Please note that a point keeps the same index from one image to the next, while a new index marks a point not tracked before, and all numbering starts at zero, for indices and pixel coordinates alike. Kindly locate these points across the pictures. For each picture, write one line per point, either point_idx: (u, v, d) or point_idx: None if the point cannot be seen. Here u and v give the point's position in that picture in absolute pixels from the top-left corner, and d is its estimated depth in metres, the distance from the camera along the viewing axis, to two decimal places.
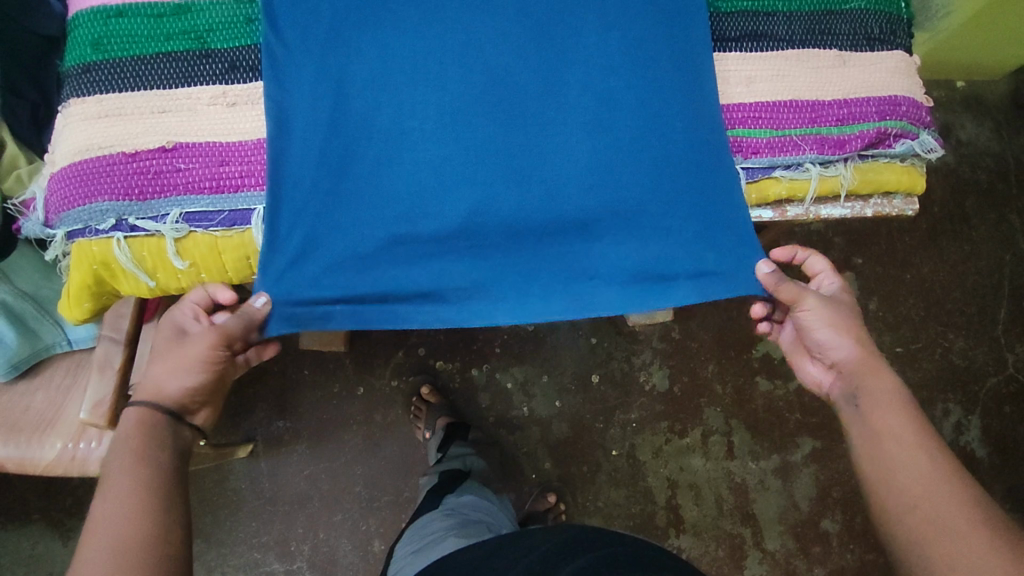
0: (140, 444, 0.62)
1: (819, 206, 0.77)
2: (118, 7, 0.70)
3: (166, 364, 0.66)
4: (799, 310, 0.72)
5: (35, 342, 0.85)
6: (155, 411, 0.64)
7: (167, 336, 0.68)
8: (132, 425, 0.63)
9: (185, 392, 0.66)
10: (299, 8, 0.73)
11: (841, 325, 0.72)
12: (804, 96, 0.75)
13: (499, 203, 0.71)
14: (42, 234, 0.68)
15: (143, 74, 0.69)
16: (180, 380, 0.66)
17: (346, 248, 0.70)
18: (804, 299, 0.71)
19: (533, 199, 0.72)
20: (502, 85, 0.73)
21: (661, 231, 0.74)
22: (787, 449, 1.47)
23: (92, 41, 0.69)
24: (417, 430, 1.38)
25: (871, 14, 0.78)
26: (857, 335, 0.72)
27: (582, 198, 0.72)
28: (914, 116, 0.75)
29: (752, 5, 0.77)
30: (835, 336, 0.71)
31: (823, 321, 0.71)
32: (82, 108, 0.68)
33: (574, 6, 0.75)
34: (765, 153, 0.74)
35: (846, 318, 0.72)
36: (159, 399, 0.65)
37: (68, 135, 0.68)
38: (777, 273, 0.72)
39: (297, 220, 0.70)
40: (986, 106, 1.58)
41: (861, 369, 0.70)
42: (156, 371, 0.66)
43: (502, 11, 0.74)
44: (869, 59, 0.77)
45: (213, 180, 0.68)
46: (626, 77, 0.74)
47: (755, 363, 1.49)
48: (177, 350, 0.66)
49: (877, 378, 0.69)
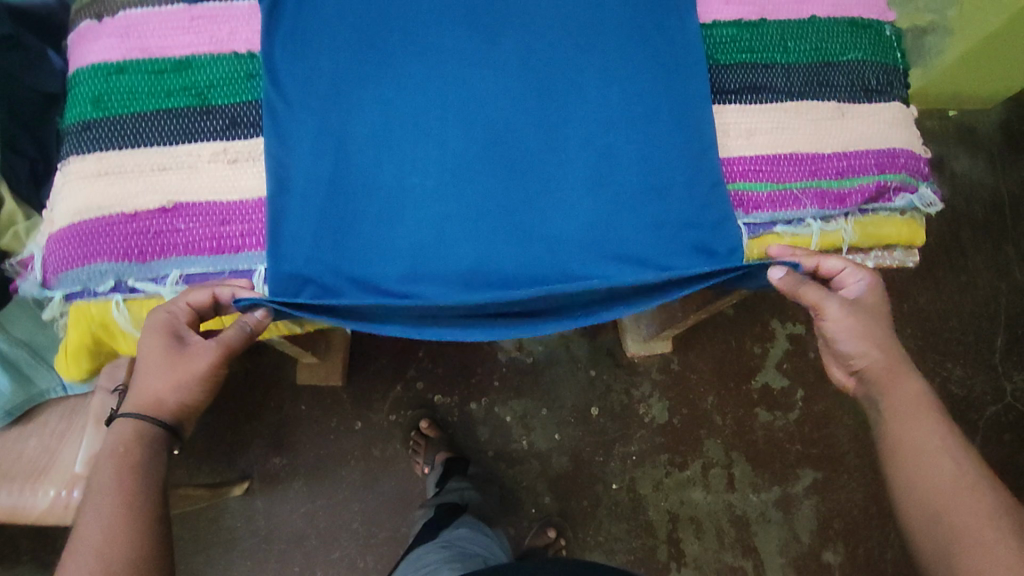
0: (137, 461, 0.61)
1: None
2: (119, 64, 0.71)
3: (162, 380, 0.63)
4: (821, 319, 0.71)
5: (29, 387, 0.84)
6: (152, 426, 0.63)
7: (161, 345, 0.63)
8: (125, 437, 0.62)
9: (181, 408, 0.65)
10: (299, 67, 0.73)
11: (864, 333, 0.70)
12: (804, 149, 0.76)
13: (503, 249, 0.71)
14: (39, 295, 0.67)
15: (144, 130, 0.69)
16: (180, 397, 0.64)
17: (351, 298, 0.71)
18: (825, 307, 0.70)
19: (537, 248, 0.72)
20: (502, 141, 0.73)
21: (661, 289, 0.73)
22: (787, 481, 1.46)
23: (93, 98, 0.70)
24: (417, 465, 1.36)
25: (868, 65, 0.79)
26: (877, 342, 0.70)
27: (584, 245, 0.72)
28: (914, 169, 0.75)
29: (750, 57, 0.78)
30: (858, 344, 0.70)
31: (850, 330, 0.70)
32: (81, 166, 0.68)
33: (573, 59, 0.76)
34: (766, 208, 0.75)
35: (869, 325, 0.70)
36: (155, 413, 0.64)
37: (65, 193, 0.67)
38: (789, 279, 0.70)
39: (298, 280, 0.69)
40: (979, 138, 1.60)
41: (884, 374, 0.69)
42: (152, 383, 0.63)
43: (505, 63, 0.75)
44: (867, 110, 0.77)
45: (215, 240, 0.68)
46: (627, 130, 0.75)
47: (754, 394, 1.49)
48: (175, 364, 0.63)
49: (900, 382, 0.68)
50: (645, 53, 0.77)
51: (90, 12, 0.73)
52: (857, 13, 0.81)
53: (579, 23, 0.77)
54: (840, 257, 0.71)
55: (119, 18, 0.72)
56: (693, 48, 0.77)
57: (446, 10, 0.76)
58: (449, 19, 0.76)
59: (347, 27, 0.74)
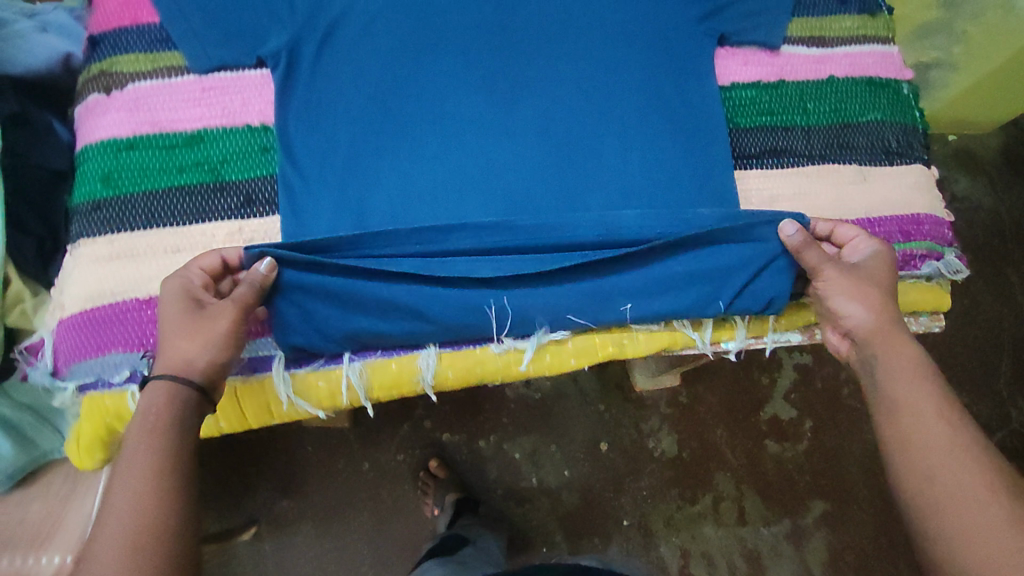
0: (173, 430, 0.52)
1: None
2: (129, 139, 0.69)
3: (190, 341, 0.56)
4: (816, 280, 0.66)
5: (32, 451, 0.75)
6: (183, 389, 0.55)
7: (178, 307, 0.57)
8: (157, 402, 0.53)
9: (212, 367, 0.56)
10: (316, 139, 0.71)
11: (864, 294, 0.64)
12: (828, 215, 0.75)
13: (518, 233, 0.66)
14: (50, 385, 0.64)
15: (156, 208, 0.67)
16: (211, 356, 0.56)
17: (365, 307, 0.64)
18: (822, 269, 0.65)
19: (555, 241, 0.67)
20: (523, 211, 0.71)
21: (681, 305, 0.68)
22: (795, 513, 1.31)
23: (101, 176, 0.68)
24: (427, 506, 1.24)
25: (889, 125, 0.78)
26: (875, 305, 0.63)
27: (602, 230, 0.67)
28: (938, 234, 0.75)
29: (771, 120, 0.78)
30: (848, 305, 0.64)
31: (844, 291, 0.64)
32: (93, 249, 0.66)
33: (593, 125, 0.75)
34: None
35: (870, 288, 0.64)
36: (185, 374, 0.55)
37: (77, 277, 0.65)
38: (802, 236, 0.65)
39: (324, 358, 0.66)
40: (980, 161, 1.60)
41: (875, 336, 0.62)
42: (178, 344, 0.56)
43: (528, 116, 0.74)
44: (889, 173, 0.77)
45: None
46: (651, 197, 0.73)
47: (762, 424, 1.35)
48: (197, 324, 0.57)
49: (892, 348, 0.61)
50: (665, 116, 0.75)
51: (96, 85, 0.71)
52: (873, 72, 0.81)
53: (596, 85, 0.76)
54: (853, 226, 0.69)
55: (127, 91, 0.70)
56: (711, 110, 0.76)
57: (464, 79, 0.75)
58: (466, 87, 0.74)
59: (368, 77, 0.73)
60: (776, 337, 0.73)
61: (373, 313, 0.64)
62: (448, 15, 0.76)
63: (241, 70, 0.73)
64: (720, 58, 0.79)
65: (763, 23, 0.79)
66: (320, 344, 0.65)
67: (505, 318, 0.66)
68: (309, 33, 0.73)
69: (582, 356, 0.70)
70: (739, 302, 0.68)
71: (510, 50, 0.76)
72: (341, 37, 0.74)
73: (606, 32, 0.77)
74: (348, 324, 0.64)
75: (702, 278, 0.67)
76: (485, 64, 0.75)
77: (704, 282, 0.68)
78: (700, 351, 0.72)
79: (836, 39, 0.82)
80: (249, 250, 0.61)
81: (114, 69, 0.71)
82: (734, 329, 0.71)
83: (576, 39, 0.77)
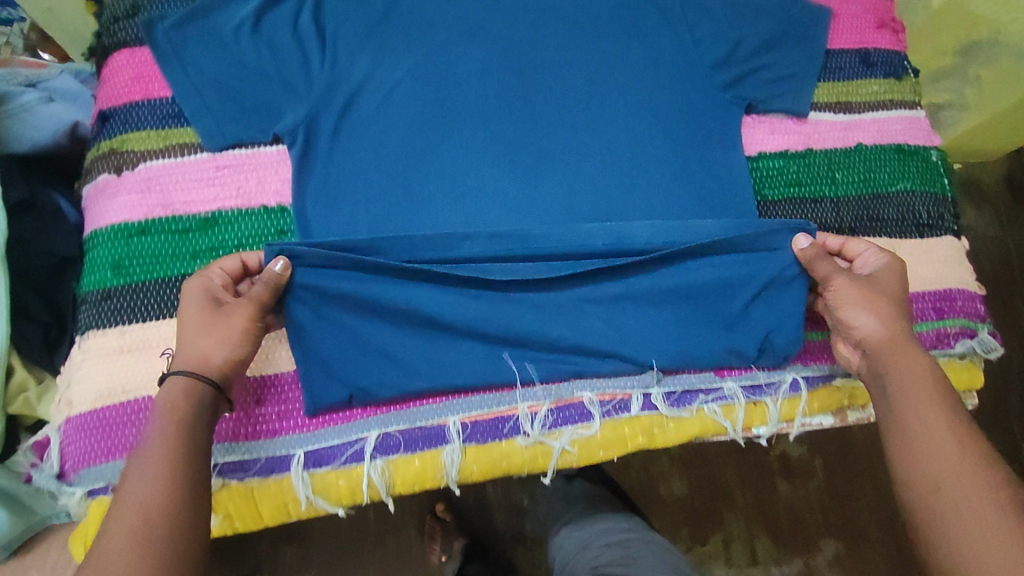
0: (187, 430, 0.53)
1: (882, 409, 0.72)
2: (139, 223, 0.66)
3: (209, 337, 0.56)
4: (825, 289, 0.64)
5: (29, 517, 0.73)
6: (201, 385, 0.55)
7: (198, 305, 0.58)
8: (174, 395, 0.54)
9: (230, 364, 0.57)
10: (334, 216, 0.68)
11: (873, 303, 0.61)
12: None
13: (529, 241, 0.64)
14: (55, 489, 0.61)
15: (171, 298, 0.65)
16: (228, 353, 0.57)
17: (384, 319, 0.63)
18: (833, 278, 0.63)
19: (562, 245, 0.64)
20: None
21: (705, 340, 0.66)
22: (807, 552, 1.11)
23: (112, 263, 0.65)
24: (434, 553, 1.02)
25: (919, 196, 0.77)
26: (884, 313, 0.61)
27: (610, 238, 0.65)
28: (971, 309, 0.73)
29: (798, 192, 0.76)
30: (857, 315, 0.61)
31: (850, 301, 0.62)
32: (104, 341, 0.63)
33: (620, 198, 0.72)
34: (827, 360, 0.70)
35: (880, 298, 0.61)
36: (202, 371, 0.56)
37: (87, 373, 0.62)
38: (816, 249, 0.64)
39: (345, 431, 0.64)
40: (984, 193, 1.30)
41: (887, 348, 0.59)
42: (197, 342, 0.56)
43: (554, 178, 0.72)
44: (920, 246, 0.75)
45: (251, 424, 0.63)
46: None
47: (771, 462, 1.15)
48: (214, 321, 0.57)
49: (901, 359, 0.58)
50: (691, 189, 0.73)
51: (107, 163, 0.68)
52: (902, 139, 0.79)
53: (621, 156, 0.74)
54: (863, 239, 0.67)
55: (139, 171, 0.68)
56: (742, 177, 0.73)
57: (489, 150, 0.72)
58: (489, 162, 0.72)
59: (389, 144, 0.71)
60: (807, 420, 0.71)
61: (391, 323, 0.63)
62: (467, 84, 0.73)
63: (256, 146, 0.70)
64: (747, 126, 0.78)
65: (789, 90, 0.78)
66: (329, 364, 0.62)
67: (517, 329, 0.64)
68: (326, 104, 0.70)
69: (612, 446, 0.67)
70: (742, 331, 0.67)
71: (533, 120, 0.74)
72: (361, 109, 0.71)
73: (629, 99, 0.75)
74: (367, 373, 0.63)
75: (709, 291, 0.66)
76: (508, 135, 0.73)
77: (709, 296, 0.66)
78: (733, 437, 0.70)
79: (863, 104, 0.80)
80: (268, 249, 0.60)
81: (126, 147, 0.68)
82: (765, 414, 0.69)
83: (600, 107, 0.75)
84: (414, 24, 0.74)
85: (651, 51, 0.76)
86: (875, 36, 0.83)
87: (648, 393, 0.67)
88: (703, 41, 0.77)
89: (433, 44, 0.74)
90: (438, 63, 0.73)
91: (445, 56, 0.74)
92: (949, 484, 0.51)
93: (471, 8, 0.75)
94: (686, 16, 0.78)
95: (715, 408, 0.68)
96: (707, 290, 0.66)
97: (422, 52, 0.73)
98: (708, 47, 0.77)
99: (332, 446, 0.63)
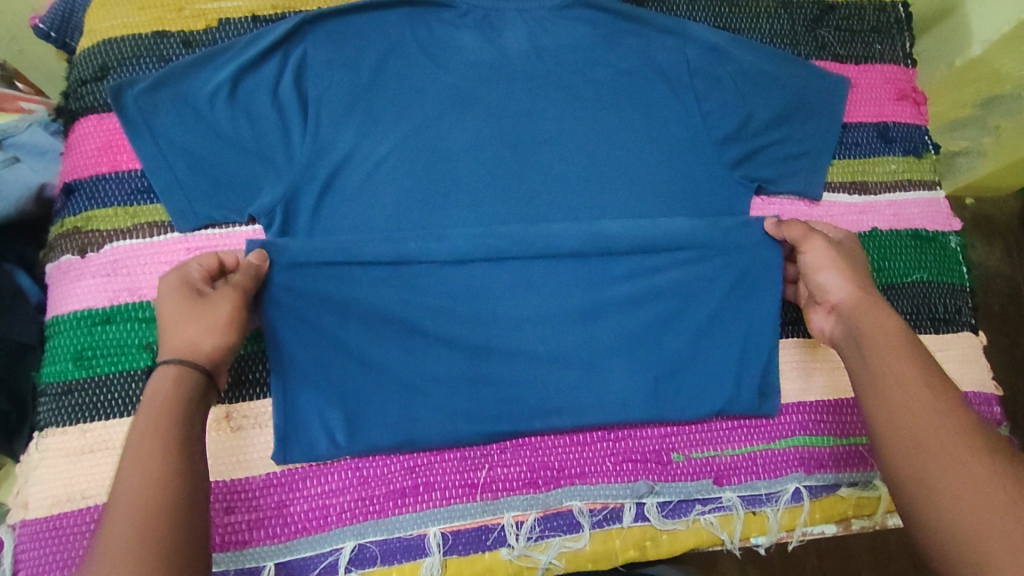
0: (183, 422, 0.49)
1: (887, 518, 0.70)
2: (104, 310, 0.62)
3: (199, 325, 0.54)
4: (800, 252, 0.64)
5: None
6: (191, 371, 0.52)
7: (183, 295, 0.56)
8: (167, 382, 0.51)
9: (218, 353, 0.55)
10: (306, 298, 0.63)
11: (843, 267, 0.62)
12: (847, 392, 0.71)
13: (514, 243, 0.66)
14: None
15: (137, 392, 0.61)
16: (217, 341, 0.54)
17: (366, 330, 0.64)
18: (808, 241, 0.63)
19: (537, 247, 0.67)
20: (530, 394, 0.65)
21: (689, 369, 0.67)
22: None
23: (73, 353, 0.61)
24: None
25: (935, 286, 0.74)
26: (854, 276, 0.61)
27: (583, 236, 0.67)
28: (989, 414, 0.71)
29: None
30: (828, 277, 0.62)
31: (823, 262, 0.62)
32: (62, 440, 0.59)
33: (619, 272, 0.68)
34: (829, 468, 0.68)
35: (849, 262, 0.62)
36: (193, 358, 0.53)
37: (44, 474, 0.59)
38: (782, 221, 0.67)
39: (321, 539, 0.61)
40: (1001, 226, 1.04)
41: (858, 309, 0.59)
42: (184, 329, 0.54)
43: (545, 287, 0.67)
44: (934, 343, 0.72)
45: (218, 536, 0.60)
46: (680, 349, 0.67)
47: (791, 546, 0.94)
48: (202, 308, 0.55)
49: (871, 318, 0.58)
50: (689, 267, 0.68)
51: (70, 244, 0.63)
52: (919, 224, 0.75)
53: (617, 258, 0.68)
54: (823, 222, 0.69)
55: (105, 253, 0.63)
56: (760, 291, 0.68)
57: (484, 220, 0.67)
58: (477, 236, 0.66)
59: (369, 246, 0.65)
60: (807, 530, 0.68)
61: (367, 326, 0.64)
62: (458, 159, 0.68)
63: (231, 226, 0.66)
64: (756, 209, 0.74)
65: (802, 169, 0.73)
66: (310, 374, 0.62)
67: (490, 343, 0.65)
68: (308, 180, 0.65)
69: (601, 560, 0.65)
70: (731, 347, 0.68)
71: (527, 205, 0.68)
72: (343, 186, 0.66)
73: (632, 177, 0.70)
74: (350, 404, 0.63)
75: (687, 288, 0.68)
76: (498, 224, 0.67)
77: (685, 294, 0.68)
78: (729, 547, 0.68)
79: (880, 183, 0.76)
80: (250, 243, 0.62)
81: (90, 226, 0.64)
82: (764, 524, 0.67)
83: (600, 186, 0.70)
84: (403, 93, 0.69)
85: (657, 124, 0.71)
86: (895, 108, 0.79)
87: (642, 503, 0.66)
88: (712, 113, 0.72)
89: (424, 113, 0.69)
90: (429, 136, 0.68)
91: (437, 127, 0.69)
92: (931, 446, 0.49)
93: (466, 75, 0.70)
94: (694, 86, 0.72)
95: (711, 519, 0.66)
96: (687, 308, 0.68)
97: (412, 124, 0.68)
98: (716, 120, 0.72)
99: (306, 558, 0.61)
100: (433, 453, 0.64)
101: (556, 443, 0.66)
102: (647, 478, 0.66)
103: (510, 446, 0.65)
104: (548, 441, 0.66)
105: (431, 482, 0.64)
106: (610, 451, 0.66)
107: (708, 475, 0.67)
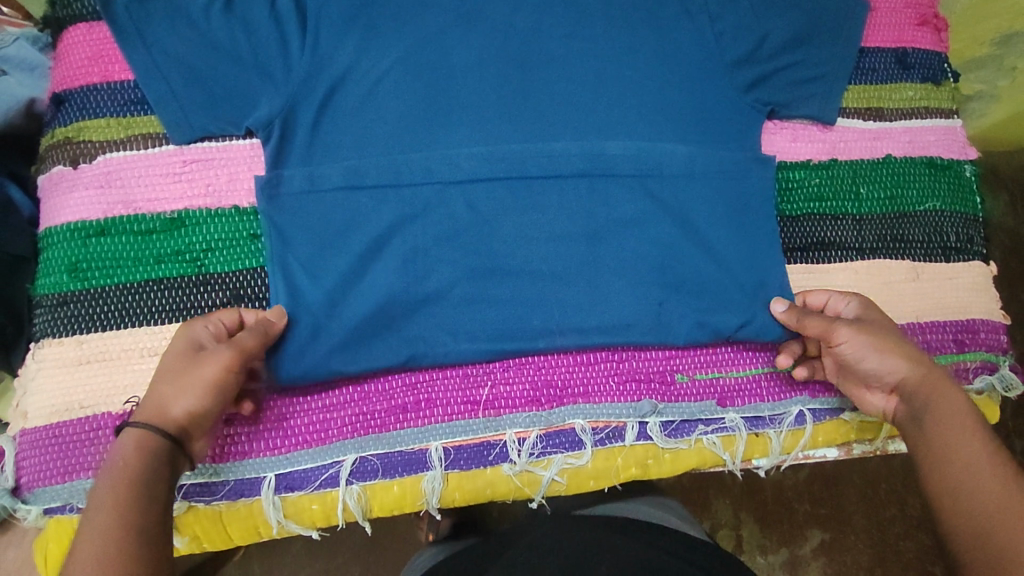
0: (142, 484, 0.46)
1: (888, 442, 0.70)
2: (98, 223, 0.61)
3: (172, 385, 0.52)
4: (838, 345, 0.60)
5: None
6: (155, 436, 0.49)
7: (179, 353, 0.54)
8: (128, 450, 0.48)
9: (190, 418, 0.52)
10: (306, 213, 0.62)
11: (889, 346, 0.58)
12: None
13: (518, 163, 0.65)
14: (8, 506, 0.58)
15: (134, 305, 0.61)
16: (190, 403, 0.51)
17: (368, 247, 0.62)
18: (837, 330, 0.59)
19: (543, 165, 0.65)
20: (535, 314, 0.64)
21: (696, 292, 0.66)
22: (791, 543, 0.93)
23: (68, 266, 0.60)
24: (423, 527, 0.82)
25: (947, 216, 0.73)
26: (904, 355, 0.58)
27: (588, 156, 0.66)
28: (993, 341, 0.71)
29: (820, 207, 0.71)
30: (882, 363, 0.58)
31: (865, 349, 0.58)
32: (61, 351, 0.59)
33: (626, 193, 0.66)
34: (835, 392, 0.68)
35: (888, 338, 0.59)
36: (158, 422, 0.50)
37: (43, 386, 0.59)
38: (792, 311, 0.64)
39: (323, 452, 0.61)
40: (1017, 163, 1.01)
41: (924, 388, 0.57)
42: (161, 388, 0.51)
43: (550, 210, 0.65)
44: (944, 272, 0.72)
45: (218, 446, 0.60)
46: (686, 272, 0.66)
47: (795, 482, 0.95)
48: (185, 368, 0.52)
49: (944, 399, 0.55)
50: (696, 191, 0.67)
51: (62, 155, 0.62)
52: (934, 152, 0.74)
53: (623, 184, 0.66)
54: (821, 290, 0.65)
55: (98, 164, 0.62)
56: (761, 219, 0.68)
57: (488, 137, 0.65)
58: (481, 155, 0.64)
59: (369, 164, 0.63)
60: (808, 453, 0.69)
61: (369, 242, 0.62)
62: (461, 76, 0.66)
63: (227, 139, 0.64)
64: (768, 133, 0.72)
65: (818, 93, 0.71)
66: (311, 289, 0.61)
67: (494, 262, 0.64)
68: (306, 95, 0.63)
69: (603, 477, 0.65)
70: (738, 270, 0.67)
71: (533, 125, 0.66)
72: (342, 102, 0.64)
73: (642, 99, 0.68)
74: (349, 320, 0.61)
75: (691, 209, 0.67)
76: (503, 144, 0.65)
77: (690, 218, 0.67)
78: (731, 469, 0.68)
79: (896, 110, 0.74)
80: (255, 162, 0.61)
81: (82, 136, 0.62)
82: (766, 446, 0.67)
83: (607, 109, 0.67)
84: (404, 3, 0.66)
85: (670, 43, 0.69)
86: (916, 34, 0.76)
87: (645, 422, 0.65)
88: (727, 34, 0.69)
89: (426, 28, 0.66)
90: (432, 53, 0.66)
91: (441, 41, 0.66)
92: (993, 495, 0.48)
93: None
94: (708, 5, 0.69)
95: (714, 440, 0.66)
96: (692, 232, 0.66)
97: (415, 36, 0.66)
98: (731, 40, 0.69)
99: (306, 470, 0.61)
100: (435, 370, 0.64)
101: (559, 362, 0.65)
102: (651, 398, 0.65)
103: (513, 365, 0.65)
104: (552, 360, 0.65)
105: (433, 398, 0.63)
106: (614, 372, 0.66)
107: (712, 397, 0.66)
